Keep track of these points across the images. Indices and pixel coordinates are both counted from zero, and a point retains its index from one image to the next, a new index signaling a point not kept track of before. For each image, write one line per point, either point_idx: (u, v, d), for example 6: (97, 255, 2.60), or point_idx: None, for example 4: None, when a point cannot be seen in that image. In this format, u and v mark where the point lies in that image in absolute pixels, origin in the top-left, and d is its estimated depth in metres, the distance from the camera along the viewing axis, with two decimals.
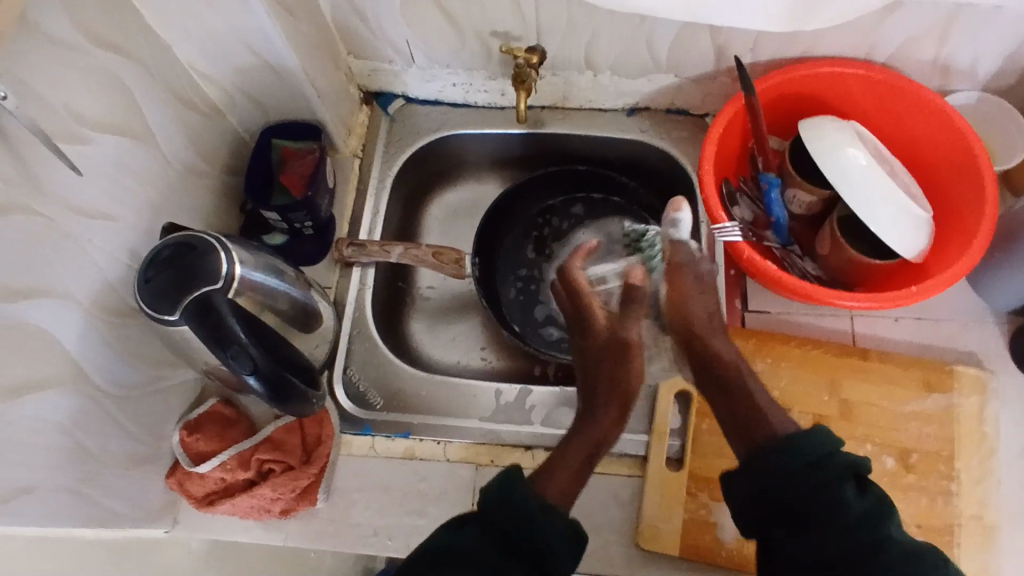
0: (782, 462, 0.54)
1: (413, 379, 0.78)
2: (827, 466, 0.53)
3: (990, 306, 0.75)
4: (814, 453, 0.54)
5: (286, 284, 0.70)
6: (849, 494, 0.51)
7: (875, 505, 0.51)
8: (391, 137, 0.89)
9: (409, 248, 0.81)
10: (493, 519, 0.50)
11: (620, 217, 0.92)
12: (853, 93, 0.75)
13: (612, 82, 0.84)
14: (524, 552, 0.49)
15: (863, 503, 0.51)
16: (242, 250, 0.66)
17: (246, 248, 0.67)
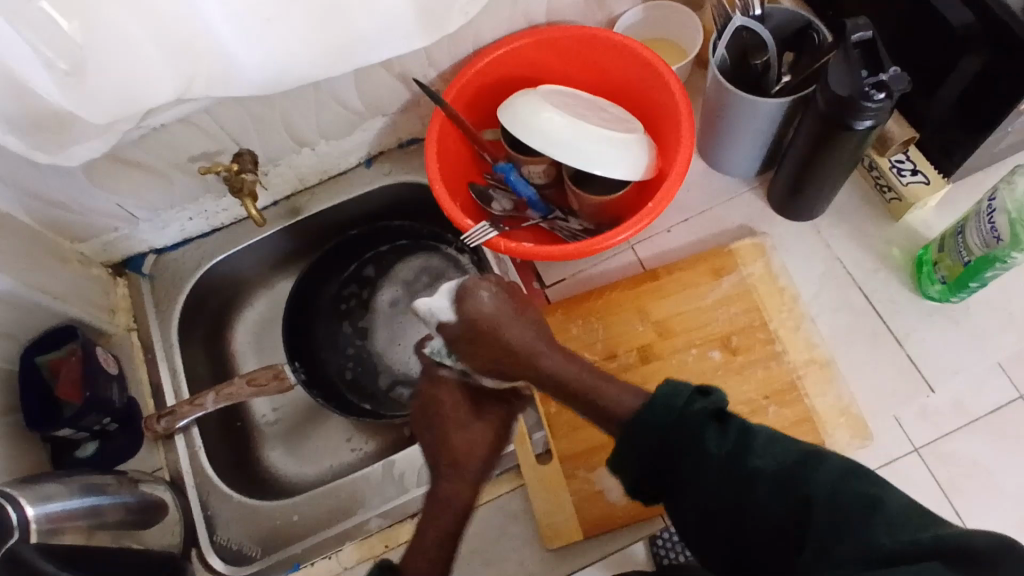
0: (646, 424, 0.49)
1: (281, 510, 0.74)
2: (684, 416, 0.47)
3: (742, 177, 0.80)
4: (669, 411, 0.48)
5: (108, 496, 0.66)
6: (710, 438, 0.46)
7: (737, 438, 0.46)
8: (158, 295, 0.86)
9: (220, 390, 0.79)
10: None
11: (411, 257, 0.93)
12: (534, 59, 0.79)
13: (332, 146, 0.85)
14: None
15: (728, 439, 0.46)
16: (47, 484, 0.62)
17: (57, 479, 0.64)
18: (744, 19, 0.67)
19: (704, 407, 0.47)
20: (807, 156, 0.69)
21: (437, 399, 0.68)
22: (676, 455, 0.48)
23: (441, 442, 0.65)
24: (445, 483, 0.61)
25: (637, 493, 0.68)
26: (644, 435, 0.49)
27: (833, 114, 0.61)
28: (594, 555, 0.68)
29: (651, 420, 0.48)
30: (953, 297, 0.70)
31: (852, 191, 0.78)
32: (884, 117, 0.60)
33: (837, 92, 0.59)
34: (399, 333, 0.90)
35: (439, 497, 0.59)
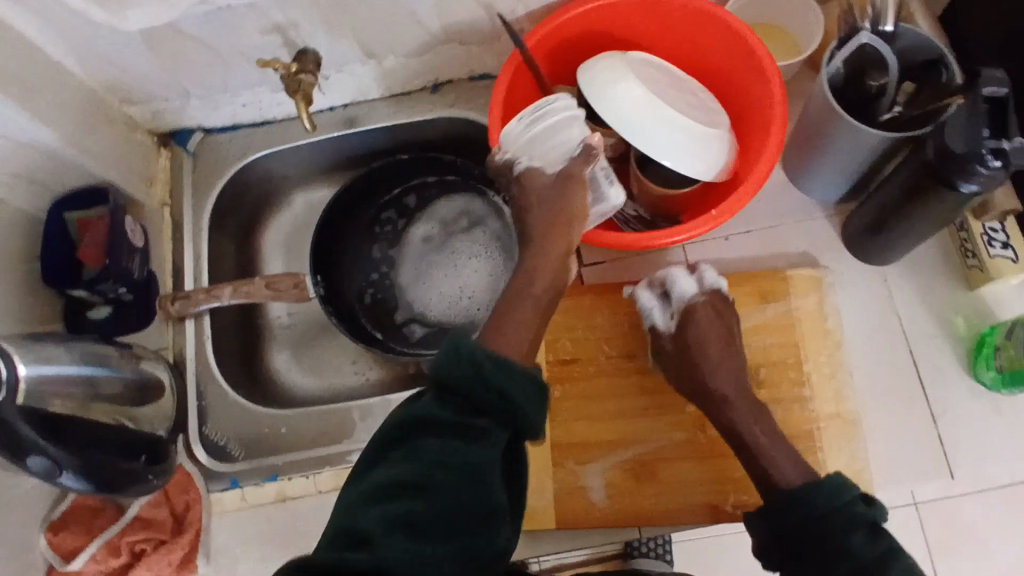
0: (805, 505, 0.52)
1: (270, 419, 0.75)
2: (840, 514, 0.51)
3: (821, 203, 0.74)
4: (825, 504, 0.52)
5: (106, 368, 0.67)
6: (857, 540, 0.49)
7: (886, 549, 0.48)
8: (197, 175, 0.85)
9: (238, 286, 0.78)
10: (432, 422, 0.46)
11: (458, 195, 0.89)
12: (631, 21, 0.73)
13: (400, 64, 0.80)
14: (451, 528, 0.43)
15: (872, 546, 0.49)
16: (51, 346, 0.63)
17: (59, 342, 0.65)
18: (871, 36, 0.61)
19: (862, 515, 0.50)
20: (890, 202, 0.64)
21: (573, 173, 0.59)
22: (812, 541, 0.51)
23: (548, 225, 0.58)
24: (547, 266, 0.58)
25: (620, 499, 0.67)
26: (794, 513, 0.53)
27: (936, 165, 0.56)
28: (560, 544, 0.68)
29: (805, 501, 0.52)
30: (1003, 389, 0.66)
31: (934, 246, 0.72)
32: (987, 185, 0.55)
33: (948, 142, 0.54)
34: (424, 272, 0.87)
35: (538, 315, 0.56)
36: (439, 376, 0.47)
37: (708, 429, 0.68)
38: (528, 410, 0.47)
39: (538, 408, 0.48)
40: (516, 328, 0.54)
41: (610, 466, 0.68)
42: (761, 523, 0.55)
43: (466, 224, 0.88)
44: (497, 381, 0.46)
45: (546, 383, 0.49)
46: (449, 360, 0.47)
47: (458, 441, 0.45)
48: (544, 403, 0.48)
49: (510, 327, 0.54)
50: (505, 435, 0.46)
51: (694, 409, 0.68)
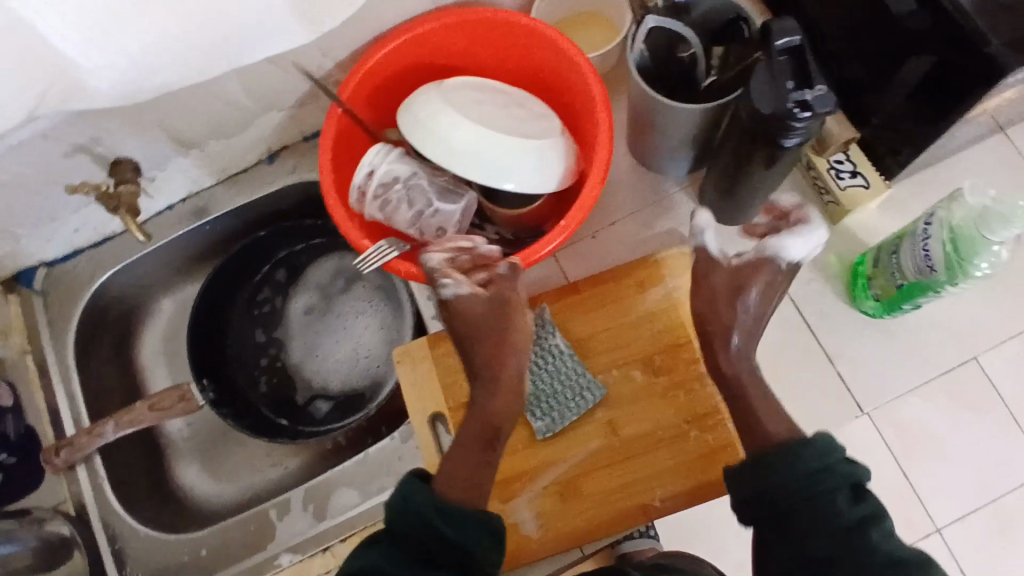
0: (784, 462, 0.49)
1: (188, 543, 0.73)
2: (831, 474, 0.48)
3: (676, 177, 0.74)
4: (814, 469, 0.48)
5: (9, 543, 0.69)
6: (843, 505, 0.47)
7: (868, 511, 0.47)
8: (52, 312, 0.80)
9: (120, 416, 0.74)
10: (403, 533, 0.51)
11: (328, 256, 0.88)
12: (438, 47, 0.70)
13: (227, 146, 0.77)
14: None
15: (857, 509, 0.47)
16: None
17: None
18: (657, 18, 0.59)
19: (846, 475, 0.48)
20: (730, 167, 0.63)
21: (507, 300, 0.61)
22: (802, 513, 0.48)
23: (492, 360, 0.60)
24: (495, 403, 0.59)
25: (552, 526, 0.66)
26: (779, 474, 0.49)
27: (755, 128, 0.55)
28: None
29: (795, 465, 0.49)
30: (886, 314, 0.67)
31: (791, 191, 0.73)
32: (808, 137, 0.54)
33: (759, 106, 0.53)
34: (316, 342, 0.85)
35: (484, 441, 0.57)
36: (403, 516, 0.51)
37: (620, 431, 0.67)
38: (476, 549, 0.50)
39: (492, 541, 0.51)
40: (461, 467, 0.56)
41: (534, 497, 0.67)
42: (737, 485, 0.52)
43: (343, 284, 0.87)
44: (447, 536, 0.50)
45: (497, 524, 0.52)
46: (404, 513, 0.51)
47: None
48: (492, 531, 0.52)
49: (451, 472, 0.55)
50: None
51: (602, 416, 0.68)
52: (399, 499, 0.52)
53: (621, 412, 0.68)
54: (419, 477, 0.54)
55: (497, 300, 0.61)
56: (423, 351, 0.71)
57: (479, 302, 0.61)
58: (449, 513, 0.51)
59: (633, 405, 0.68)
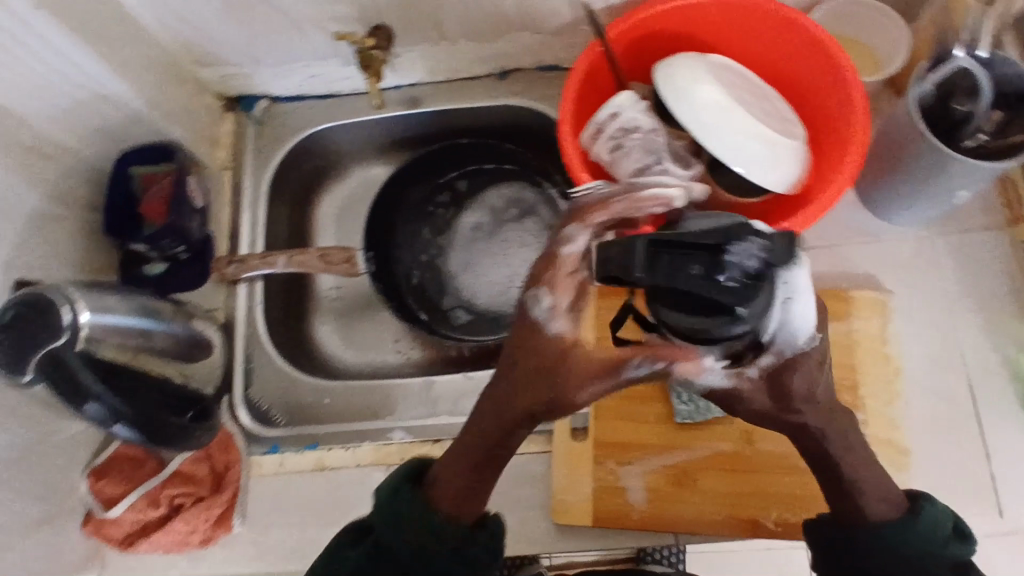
0: (882, 537, 0.47)
1: (314, 389, 0.77)
2: (934, 556, 0.47)
3: (902, 223, 0.73)
4: (920, 547, 0.47)
5: (161, 324, 0.68)
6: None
7: None
8: (261, 141, 0.85)
9: (293, 255, 0.79)
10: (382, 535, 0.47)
11: (515, 183, 0.90)
12: (713, 19, 0.71)
13: (472, 48, 0.79)
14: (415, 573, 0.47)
15: None
16: (105, 293, 0.63)
17: (115, 290, 0.65)
18: (968, 60, 0.61)
19: (947, 555, 0.47)
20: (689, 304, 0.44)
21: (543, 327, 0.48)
22: None
23: (531, 377, 0.48)
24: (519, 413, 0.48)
25: (657, 503, 0.66)
26: (876, 551, 0.47)
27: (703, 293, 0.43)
28: (593, 544, 0.67)
29: (899, 544, 0.47)
30: None
31: (1002, 282, 0.71)
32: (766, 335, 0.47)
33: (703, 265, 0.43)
34: (475, 258, 0.88)
35: (493, 451, 0.48)
36: (390, 521, 0.47)
37: (754, 443, 0.67)
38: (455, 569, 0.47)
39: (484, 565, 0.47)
40: (455, 473, 0.48)
41: (650, 470, 0.67)
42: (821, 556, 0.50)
43: (517, 213, 0.89)
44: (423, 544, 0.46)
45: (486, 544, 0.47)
46: (387, 524, 0.47)
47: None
48: (485, 554, 0.47)
49: (451, 483, 0.48)
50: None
51: (742, 422, 0.67)
52: (385, 503, 0.48)
53: (764, 427, 0.67)
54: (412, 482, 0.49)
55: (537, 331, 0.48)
56: None
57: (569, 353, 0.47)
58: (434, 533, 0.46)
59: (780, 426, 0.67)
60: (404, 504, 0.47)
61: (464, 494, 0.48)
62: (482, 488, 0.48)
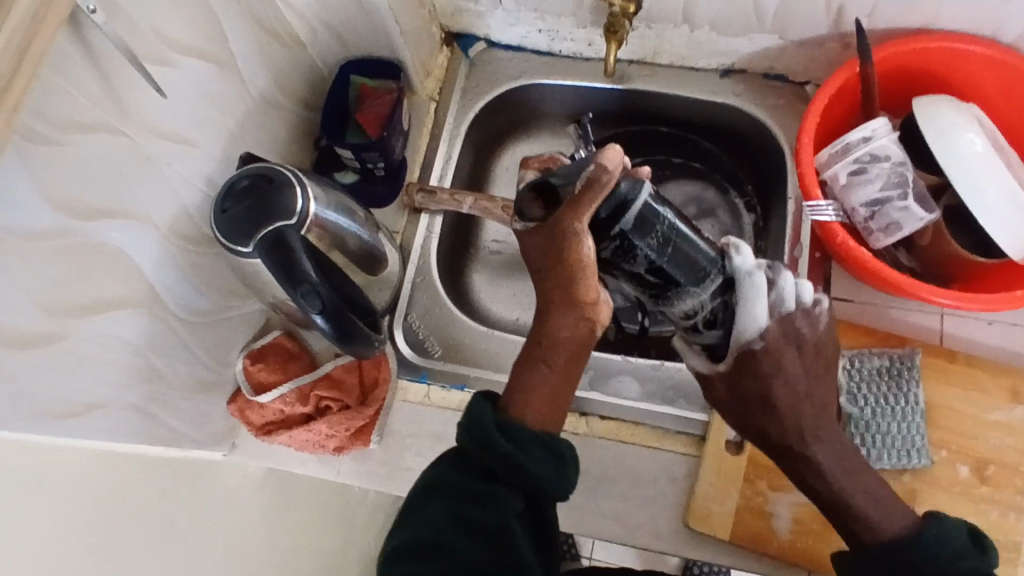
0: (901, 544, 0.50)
1: (471, 331, 0.78)
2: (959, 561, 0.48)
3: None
4: (945, 552, 0.48)
5: (354, 226, 0.68)
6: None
7: None
8: (470, 81, 0.86)
9: (479, 199, 0.79)
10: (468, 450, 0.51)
11: (702, 184, 0.88)
12: (976, 69, 0.68)
13: (710, 39, 0.77)
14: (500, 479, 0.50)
15: None
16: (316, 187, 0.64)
17: (319, 183, 0.66)
18: None
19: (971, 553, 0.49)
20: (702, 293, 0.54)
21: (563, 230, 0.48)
22: None
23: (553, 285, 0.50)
24: (581, 328, 0.52)
25: (803, 538, 0.64)
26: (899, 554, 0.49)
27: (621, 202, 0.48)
28: (723, 558, 0.66)
29: (921, 548, 0.49)
30: None
31: None
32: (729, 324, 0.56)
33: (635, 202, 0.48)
34: None
35: (561, 363, 0.52)
36: (471, 434, 0.51)
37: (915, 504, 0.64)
38: (535, 472, 0.49)
39: (559, 471, 0.51)
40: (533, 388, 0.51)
41: (801, 501, 0.65)
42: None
43: (695, 212, 0.87)
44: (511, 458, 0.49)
45: (558, 447, 0.51)
46: (470, 433, 0.51)
47: (476, 510, 0.50)
48: (560, 462, 0.51)
49: (533, 398, 0.51)
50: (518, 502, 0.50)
51: (907, 481, 0.65)
52: (465, 418, 0.51)
53: (930, 491, 0.64)
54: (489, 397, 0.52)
55: (566, 239, 0.48)
56: None
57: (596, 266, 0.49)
58: (514, 437, 0.49)
59: (943, 494, 0.64)
60: (481, 413, 0.51)
61: (558, 396, 0.52)
62: (562, 397, 0.52)
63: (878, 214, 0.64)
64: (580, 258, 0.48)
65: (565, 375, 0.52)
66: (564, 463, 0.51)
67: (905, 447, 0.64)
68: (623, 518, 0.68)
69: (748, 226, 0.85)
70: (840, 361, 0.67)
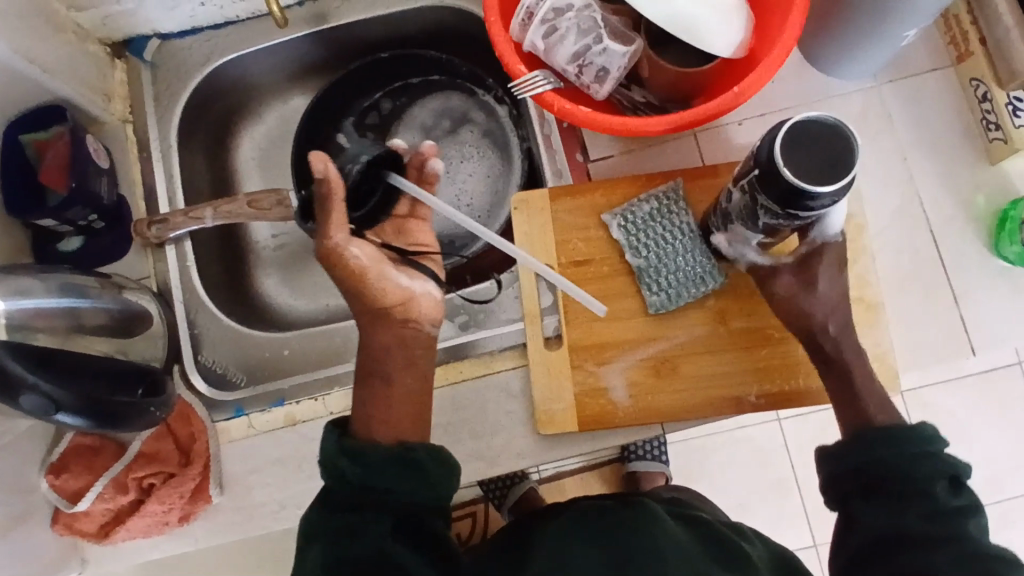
0: (882, 439, 0.53)
1: (271, 343, 0.73)
2: (931, 455, 0.52)
3: (850, 78, 0.71)
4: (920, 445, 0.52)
5: (89, 300, 0.63)
6: (939, 488, 0.51)
7: (967, 502, 0.51)
8: (159, 86, 0.77)
9: (219, 205, 0.72)
10: (335, 496, 0.50)
11: (450, 94, 0.83)
12: None
13: None
14: (363, 504, 0.49)
15: (956, 498, 0.51)
16: (6, 279, 0.58)
17: (26, 273, 0.60)
18: None
19: (947, 464, 0.52)
20: (822, 174, 0.48)
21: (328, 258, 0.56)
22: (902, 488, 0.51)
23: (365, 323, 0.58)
24: (386, 330, 0.57)
25: (641, 397, 0.65)
26: (874, 452, 0.53)
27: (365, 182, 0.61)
28: (584, 447, 0.67)
29: (896, 439, 0.52)
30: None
31: (954, 123, 0.70)
32: (760, 227, 0.56)
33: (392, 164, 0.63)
34: None
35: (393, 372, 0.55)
36: (331, 471, 0.50)
37: (729, 322, 0.65)
38: (404, 492, 0.50)
39: (426, 488, 0.50)
40: (374, 402, 0.54)
41: (628, 366, 0.66)
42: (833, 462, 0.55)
43: (451, 126, 0.83)
44: (369, 481, 0.49)
45: (418, 463, 0.50)
46: (329, 473, 0.50)
47: (349, 545, 0.48)
48: (423, 477, 0.50)
49: (386, 410, 0.53)
50: (388, 522, 0.49)
51: (714, 304, 0.66)
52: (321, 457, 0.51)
53: (740, 305, 0.66)
54: (340, 429, 0.53)
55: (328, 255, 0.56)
56: (541, 203, 0.68)
57: (383, 270, 0.58)
58: (367, 462, 0.50)
59: None
60: (334, 449, 0.51)
61: (412, 407, 0.54)
62: (404, 418, 0.54)
63: (588, 68, 0.62)
64: (352, 263, 0.56)
65: (410, 386, 0.55)
66: (436, 467, 0.51)
67: (698, 280, 0.65)
68: (484, 454, 0.67)
69: (506, 119, 0.82)
70: (614, 222, 0.66)
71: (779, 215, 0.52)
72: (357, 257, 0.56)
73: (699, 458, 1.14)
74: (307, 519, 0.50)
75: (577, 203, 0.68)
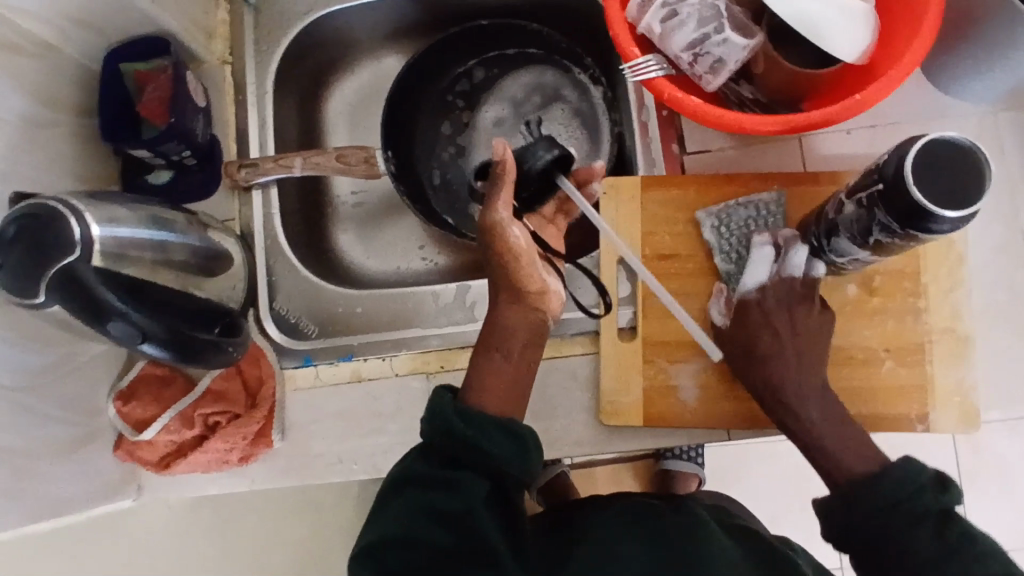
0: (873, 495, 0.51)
1: (343, 299, 0.74)
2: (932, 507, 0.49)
3: (970, 98, 0.67)
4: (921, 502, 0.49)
5: (177, 235, 0.64)
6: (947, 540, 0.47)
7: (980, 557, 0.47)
8: (260, 31, 0.77)
9: (309, 155, 0.72)
10: (437, 449, 0.50)
11: (544, 69, 0.82)
12: None
13: None
14: (462, 462, 0.49)
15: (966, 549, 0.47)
16: (102, 206, 0.58)
17: (122, 202, 0.61)
18: None
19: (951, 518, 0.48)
20: (950, 198, 0.47)
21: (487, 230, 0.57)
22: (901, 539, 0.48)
23: (498, 292, 0.58)
24: (515, 313, 0.57)
25: (711, 400, 0.64)
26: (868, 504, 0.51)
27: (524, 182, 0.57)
28: (644, 443, 0.66)
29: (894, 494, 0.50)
30: None
31: None
32: (869, 243, 0.54)
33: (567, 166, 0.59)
34: None
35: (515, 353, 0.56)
36: (434, 424, 0.51)
37: None
38: (501, 459, 0.49)
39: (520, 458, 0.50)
40: (484, 374, 0.54)
41: (702, 367, 0.64)
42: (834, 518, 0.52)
43: (541, 102, 0.82)
44: (469, 440, 0.49)
45: (520, 437, 0.50)
46: (432, 425, 0.51)
47: (445, 495, 0.48)
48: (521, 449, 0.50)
49: (489, 381, 0.54)
50: (481, 485, 0.48)
51: None
52: (430, 408, 0.52)
53: None
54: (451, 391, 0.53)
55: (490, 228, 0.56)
56: (631, 190, 0.67)
57: (532, 257, 0.57)
58: (470, 420, 0.50)
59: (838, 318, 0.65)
60: (444, 405, 0.51)
61: (511, 389, 0.54)
62: (506, 394, 0.54)
63: (701, 58, 0.60)
64: (511, 242, 0.56)
65: (523, 369, 0.56)
66: (526, 444, 0.50)
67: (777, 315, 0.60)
68: (543, 437, 0.67)
69: (600, 101, 0.80)
70: (709, 220, 0.65)
71: (894, 233, 0.51)
72: (516, 238, 0.56)
73: (736, 465, 1.12)
74: (399, 473, 0.51)
75: (669, 194, 0.66)
